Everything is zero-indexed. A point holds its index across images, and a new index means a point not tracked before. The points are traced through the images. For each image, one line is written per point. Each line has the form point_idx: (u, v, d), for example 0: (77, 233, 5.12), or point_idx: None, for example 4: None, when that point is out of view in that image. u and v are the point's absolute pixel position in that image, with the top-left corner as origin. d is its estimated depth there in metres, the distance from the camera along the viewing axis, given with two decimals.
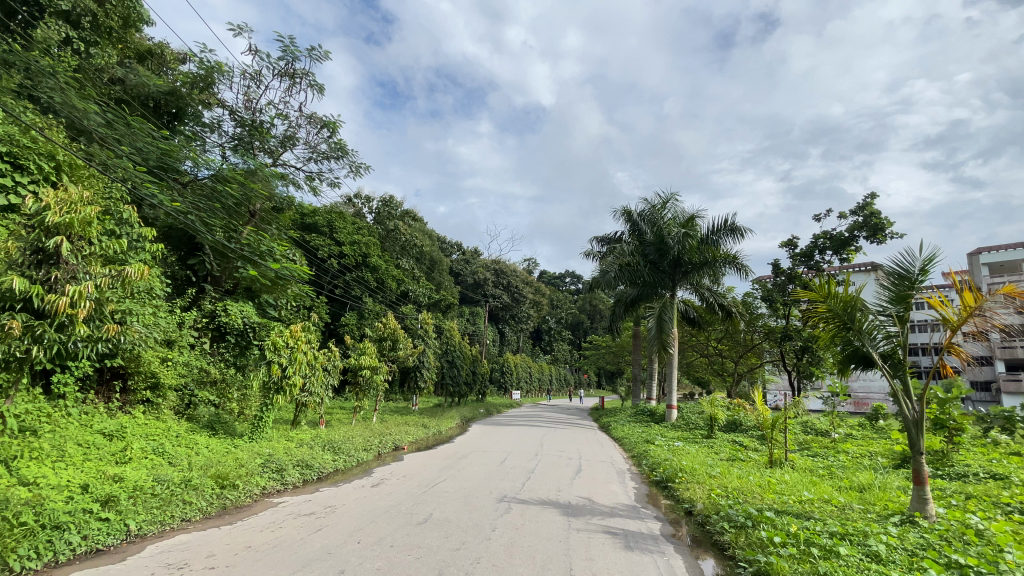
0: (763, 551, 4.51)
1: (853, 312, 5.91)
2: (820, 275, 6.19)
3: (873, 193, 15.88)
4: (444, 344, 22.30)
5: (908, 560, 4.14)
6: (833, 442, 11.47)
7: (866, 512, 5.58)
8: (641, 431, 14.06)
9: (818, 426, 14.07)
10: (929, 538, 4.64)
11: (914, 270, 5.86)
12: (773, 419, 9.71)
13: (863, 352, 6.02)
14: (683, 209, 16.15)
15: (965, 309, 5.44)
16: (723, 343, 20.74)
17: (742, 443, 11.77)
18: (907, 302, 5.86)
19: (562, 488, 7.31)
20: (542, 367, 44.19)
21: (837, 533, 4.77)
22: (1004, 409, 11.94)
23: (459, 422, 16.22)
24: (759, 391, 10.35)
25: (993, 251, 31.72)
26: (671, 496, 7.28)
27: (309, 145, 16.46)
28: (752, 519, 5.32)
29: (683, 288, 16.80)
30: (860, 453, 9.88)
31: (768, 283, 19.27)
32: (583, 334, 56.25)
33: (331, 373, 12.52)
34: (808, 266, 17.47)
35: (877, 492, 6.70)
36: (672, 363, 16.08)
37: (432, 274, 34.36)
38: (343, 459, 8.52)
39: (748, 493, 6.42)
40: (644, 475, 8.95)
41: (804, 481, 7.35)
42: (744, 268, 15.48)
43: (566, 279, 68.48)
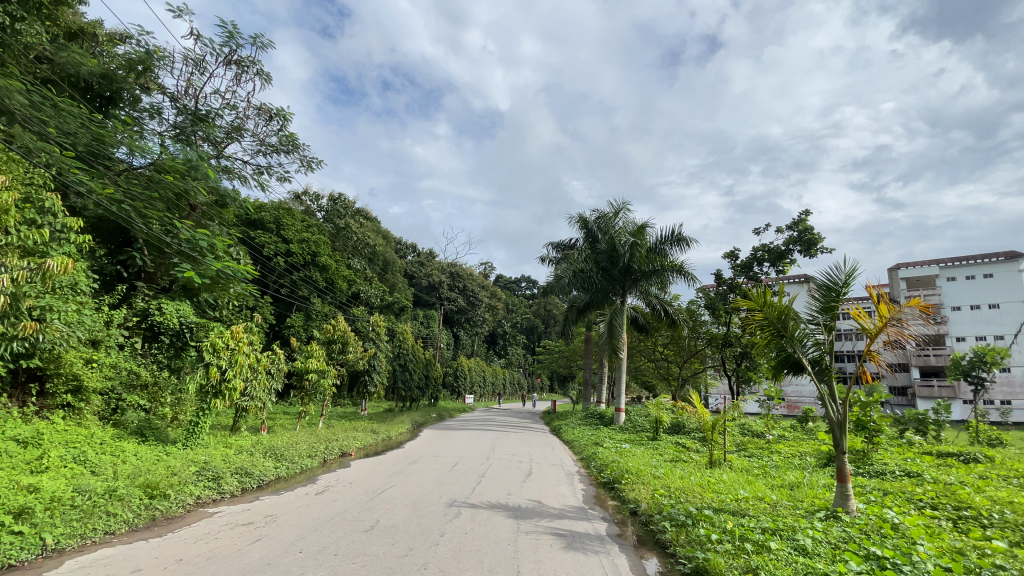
0: (702, 548, 4.71)
1: (786, 320, 6.31)
2: (757, 285, 6.55)
3: (807, 210, 17.00)
4: (396, 347, 21.86)
5: (831, 553, 4.45)
6: (767, 443, 12.13)
7: (796, 509, 5.94)
8: (590, 434, 14.38)
9: (755, 428, 14.87)
10: (849, 532, 5.01)
11: (839, 282, 6.33)
12: (713, 422, 10.16)
13: (794, 358, 6.41)
14: (634, 219, 16.68)
15: (881, 320, 5.93)
16: (669, 348, 21.56)
17: (685, 444, 12.23)
18: (833, 312, 6.33)
19: (512, 492, 7.33)
20: (495, 371, 44.22)
21: (768, 529, 5.06)
22: (916, 412, 13.08)
23: (409, 427, 15.96)
24: (701, 393, 10.80)
25: (910, 267, 34.86)
26: (617, 497, 7.46)
27: (257, 136, 15.79)
28: (692, 518, 5.56)
29: (632, 295, 17.32)
30: (792, 453, 10.49)
31: (711, 292, 20.21)
32: (537, 339, 56.86)
33: (274, 377, 12.02)
34: (747, 276, 18.45)
35: (805, 489, 7.17)
36: (621, 368, 16.51)
37: (384, 275, 33.70)
38: (285, 467, 8.18)
39: (688, 493, 6.69)
40: (592, 477, 9.14)
41: (740, 481, 7.74)
42: (690, 277, 16.15)
43: (522, 284, 69.06)
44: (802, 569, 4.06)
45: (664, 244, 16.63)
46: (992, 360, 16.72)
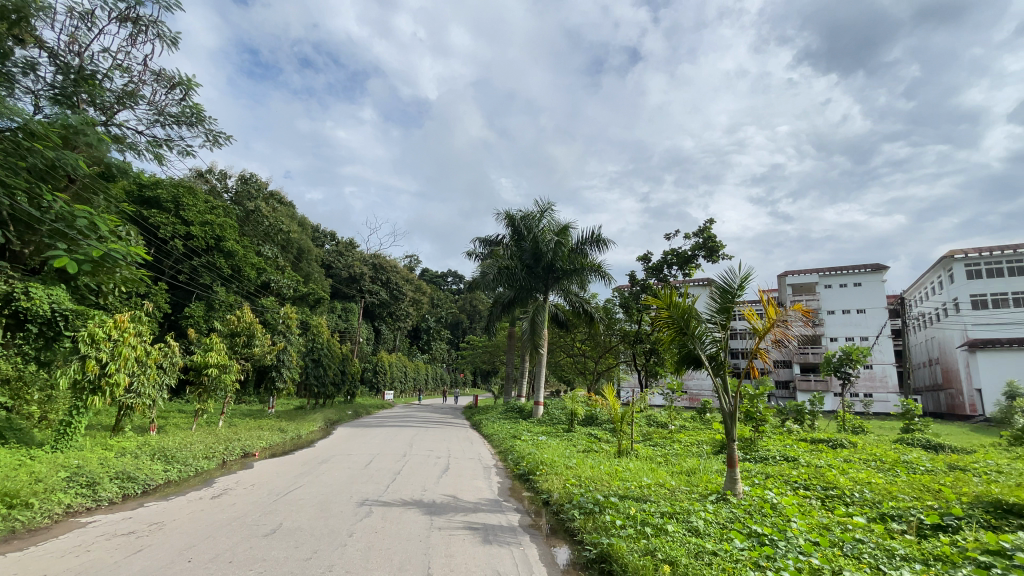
0: (606, 534, 4.96)
1: (689, 318, 6.84)
2: (665, 285, 7.03)
3: (711, 219, 18.47)
4: (309, 341, 20.77)
5: (719, 532, 4.88)
6: (670, 433, 13.04)
7: (692, 493, 6.46)
8: (509, 427, 14.62)
9: (659, 419, 15.95)
10: (735, 512, 5.54)
11: (734, 285, 6.95)
12: (622, 413, 10.76)
13: (693, 354, 6.96)
14: (558, 219, 17.16)
15: (768, 320, 6.60)
16: (586, 344, 22.50)
17: (596, 435, 12.81)
18: (728, 312, 6.95)
19: (427, 488, 7.27)
20: (417, 366, 43.49)
21: (667, 513, 5.46)
22: (796, 403, 14.70)
23: (322, 424, 15.27)
24: (613, 387, 11.37)
25: (796, 274, 39.14)
26: (531, 488, 7.65)
27: (154, 105, 14.20)
28: (599, 505, 5.84)
29: (554, 292, 17.82)
30: (691, 442, 11.37)
31: (626, 291, 21.35)
32: (462, 335, 56.56)
33: (167, 371, 10.94)
34: (658, 278, 19.69)
35: (700, 475, 7.82)
36: (542, 362, 16.92)
37: (299, 264, 31.82)
38: (176, 469, 7.49)
39: (597, 481, 7.03)
40: (509, 469, 9.29)
41: (645, 468, 8.28)
42: (607, 277, 16.90)
43: (448, 279, 68.53)
44: (694, 548, 4.41)
45: (584, 245, 17.26)
46: (856, 358, 19.25)
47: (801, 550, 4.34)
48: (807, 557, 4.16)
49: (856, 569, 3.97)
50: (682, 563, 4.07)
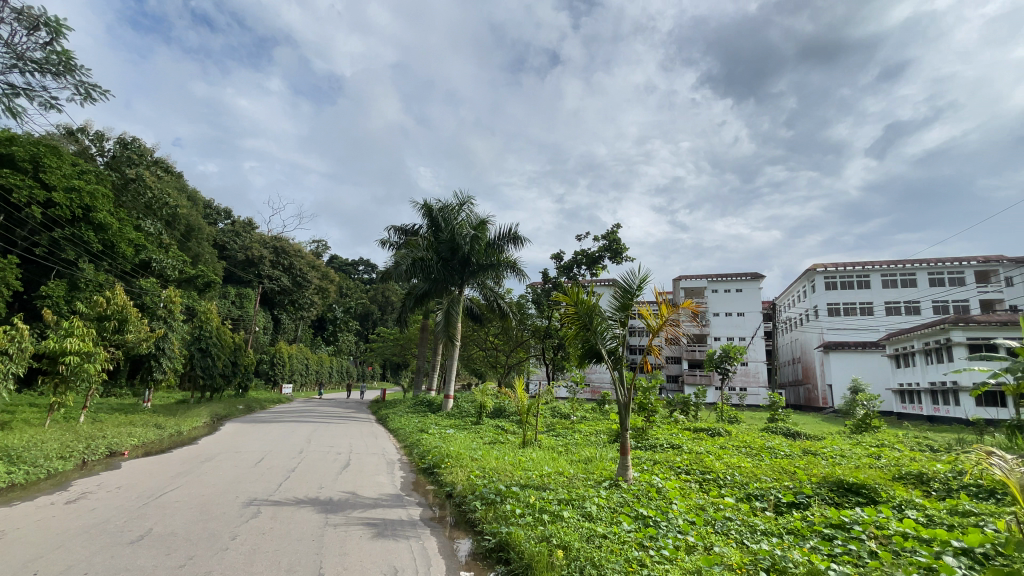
0: (506, 523, 5.09)
1: (592, 314, 7.24)
2: (572, 282, 7.39)
3: (618, 224, 19.58)
4: (196, 328, 18.83)
5: (610, 516, 5.22)
6: (572, 423, 13.68)
7: (588, 480, 6.84)
8: (416, 421, 14.42)
9: (563, 410, 16.65)
10: (625, 496, 5.96)
11: (634, 285, 7.44)
12: (528, 405, 11.08)
13: (596, 348, 7.36)
14: (476, 213, 17.15)
15: (661, 318, 7.15)
16: (498, 338, 22.80)
17: (504, 427, 13.07)
18: (627, 310, 7.43)
19: (324, 484, 6.96)
20: (320, 358, 41.27)
21: (563, 499, 5.74)
22: (683, 395, 16.17)
23: (207, 420, 13.95)
24: (522, 379, 11.66)
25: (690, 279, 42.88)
26: (435, 482, 7.63)
27: (10, 47, 12.01)
28: (501, 495, 5.98)
29: (469, 286, 17.81)
30: (591, 432, 12.02)
31: (539, 288, 21.99)
32: (371, 326, 54.58)
33: (14, 359, 9.35)
34: (568, 277, 20.46)
35: (596, 462, 8.30)
36: (454, 355, 16.83)
37: (187, 243, 28.74)
38: (23, 472, 6.44)
39: (500, 472, 7.19)
40: (413, 463, 9.17)
41: (546, 458, 8.61)
42: (521, 273, 17.23)
43: (359, 267, 65.79)
44: (586, 532, 4.68)
45: (501, 240, 17.41)
46: (734, 355, 21.57)
47: (680, 529, 4.79)
48: (685, 536, 4.59)
49: (726, 544, 4.47)
50: (575, 547, 4.30)
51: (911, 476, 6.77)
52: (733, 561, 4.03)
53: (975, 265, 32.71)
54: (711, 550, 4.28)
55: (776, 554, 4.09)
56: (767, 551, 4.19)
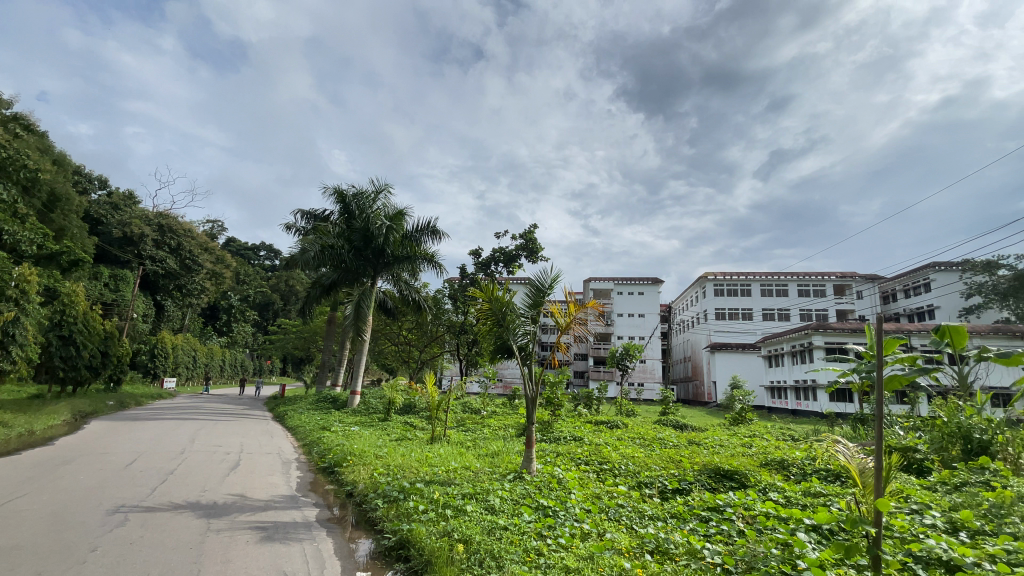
0: (407, 520, 5.01)
1: (505, 311, 7.39)
2: (488, 279, 7.50)
3: (535, 225, 20.06)
4: (57, 312, 16.33)
5: (512, 508, 5.34)
6: (482, 418, 13.77)
7: (494, 473, 6.95)
8: (318, 418, 13.68)
9: (473, 405, 16.69)
10: (527, 488, 6.15)
11: (546, 285, 7.71)
12: (439, 401, 10.95)
13: (507, 344, 7.49)
14: (394, 203, 16.61)
15: (569, 317, 7.46)
16: (412, 333, 22.32)
17: (412, 424, 12.83)
18: (538, 308, 7.64)
19: (207, 488, 6.37)
20: (211, 350, 37.63)
21: (467, 494, 5.77)
22: (587, 390, 17.05)
23: (68, 417, 12.15)
24: (433, 375, 11.49)
25: (599, 280, 45.43)
26: (335, 481, 7.29)
27: None
28: (403, 492, 5.87)
29: (382, 278, 17.25)
30: (500, 427, 12.17)
31: (455, 283, 21.90)
32: (271, 317, 50.83)
33: None
34: (485, 273, 20.56)
35: (502, 456, 8.44)
36: (362, 350, 16.19)
37: (49, 214, 24.74)
38: None
39: (405, 469, 7.06)
40: (312, 463, 8.69)
41: (453, 453, 8.59)
42: (439, 267, 16.99)
43: (260, 253, 60.94)
44: (487, 525, 4.74)
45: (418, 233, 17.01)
46: (634, 353, 23.04)
47: (576, 518, 5.02)
48: (581, 524, 4.83)
49: (617, 529, 4.77)
50: (475, 541, 4.35)
51: (775, 462, 7.71)
52: (622, 545, 4.31)
53: (834, 279, 38.00)
54: (604, 536, 4.54)
55: (660, 537, 4.46)
56: (653, 535, 4.54)
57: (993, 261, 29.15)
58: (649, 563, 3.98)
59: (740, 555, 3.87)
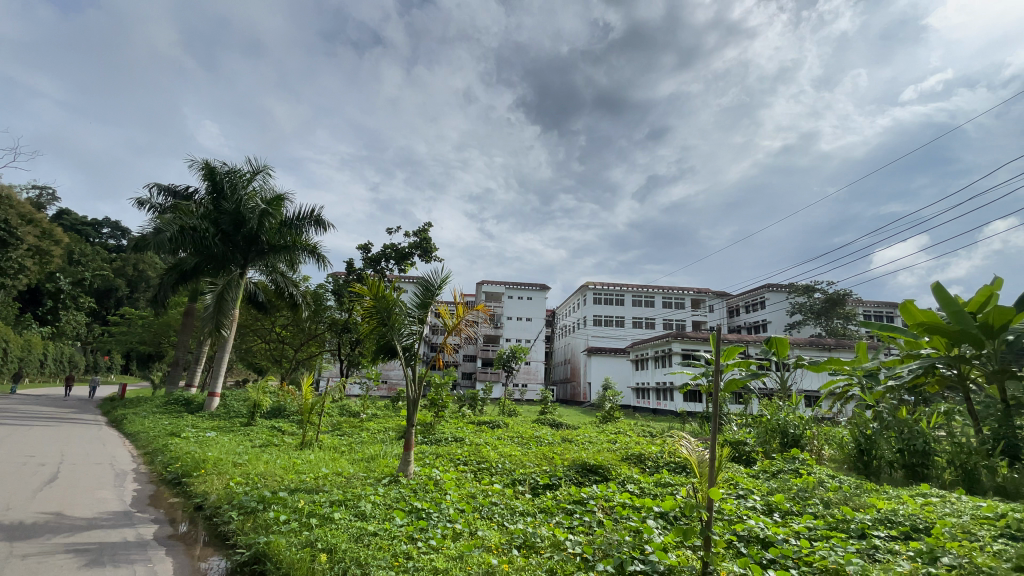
0: (265, 532, 4.61)
1: (390, 309, 7.20)
2: (375, 276, 7.24)
3: (429, 223, 19.77)
4: None
5: (383, 512, 5.19)
6: (360, 421, 13.21)
7: (367, 478, 6.69)
8: (165, 423, 12.03)
9: (351, 408, 15.90)
10: (402, 491, 6.01)
11: (435, 285, 7.66)
12: (313, 403, 10.25)
13: (390, 344, 7.30)
14: (273, 185, 15.26)
15: (457, 318, 7.46)
16: (287, 330, 20.66)
17: (280, 428, 11.85)
18: (427, 308, 7.57)
19: (9, 507, 5.27)
20: (27, 343, 31.22)
21: (336, 501, 5.48)
22: (472, 391, 17.16)
23: None
24: (309, 376, 10.74)
25: (491, 284, 46.45)
26: (181, 494, 6.47)
27: None
28: (263, 503, 5.40)
29: (254, 268, 15.73)
30: (379, 430, 11.76)
31: (341, 278, 20.80)
32: (113, 306, 43.82)
33: None
34: (374, 269, 19.77)
35: (378, 461, 8.15)
36: (225, 346, 14.56)
37: None
38: None
39: (267, 477, 6.50)
40: (155, 474, 7.62)
41: (325, 459, 8.11)
42: (321, 260, 15.94)
43: (103, 230, 52.12)
44: (355, 532, 4.55)
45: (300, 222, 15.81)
46: (519, 355, 23.79)
47: (449, 518, 5.04)
48: (453, 524, 4.85)
49: (488, 527, 4.87)
50: (341, 549, 4.15)
51: (635, 456, 8.49)
52: (492, 542, 4.42)
53: (691, 293, 42.38)
54: (475, 535, 4.62)
55: (528, 532, 4.64)
56: (522, 530, 4.72)
57: (810, 285, 35.05)
58: (515, 558, 4.12)
59: (598, 544, 4.18)
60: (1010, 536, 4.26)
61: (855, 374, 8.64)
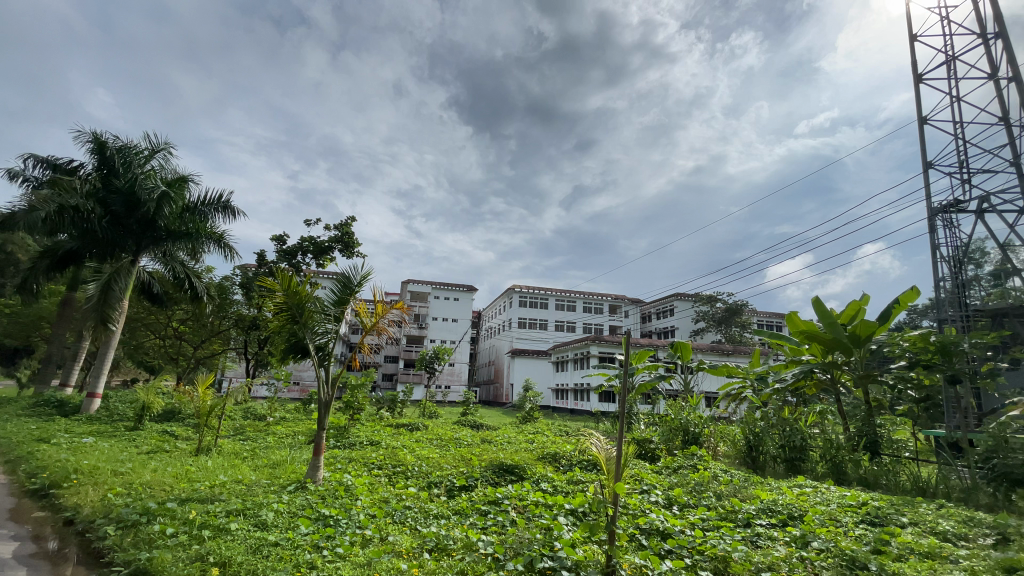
0: (148, 548, 4.17)
1: (303, 306, 6.82)
2: (287, 270, 6.82)
3: (352, 217, 19.01)
4: None
5: (287, 521, 4.90)
6: (266, 425, 12.40)
7: (271, 486, 6.29)
8: (30, 428, 10.50)
9: (257, 410, 14.86)
10: (310, 498, 5.70)
11: (354, 281, 7.32)
12: (213, 405, 9.45)
13: (302, 343, 6.92)
14: (175, 166, 13.89)
15: (375, 317, 7.20)
16: (186, 325, 18.91)
17: (174, 432, 10.81)
18: (344, 306, 7.25)
19: None
20: None
21: (233, 511, 5.09)
22: (391, 393, 16.69)
23: None
24: (208, 376, 9.91)
25: (418, 283, 45.58)
26: (48, 507, 5.69)
27: None
28: (147, 515, 4.88)
29: (149, 255, 14.22)
30: (287, 433, 11.10)
31: (251, 271, 19.43)
32: None
33: None
34: (289, 263, 18.66)
35: (284, 466, 7.69)
36: (111, 341, 13.02)
37: None
38: None
39: (156, 487, 5.91)
40: (15, 486, 6.63)
41: (224, 465, 7.51)
42: (229, 250, 14.77)
43: None
44: (253, 543, 4.26)
45: (206, 208, 14.53)
46: (441, 356, 23.54)
47: (359, 524, 4.87)
48: (363, 530, 4.70)
49: (400, 532, 4.77)
50: (236, 562, 3.87)
51: (550, 455, 8.74)
52: (402, 547, 4.33)
53: (610, 300, 44.90)
54: (385, 540, 4.50)
55: (440, 535, 4.61)
56: (434, 533, 4.68)
57: (713, 295, 38.05)
58: (425, 561, 4.08)
59: (509, 543, 4.24)
60: (868, 521, 4.92)
61: (748, 378, 9.52)
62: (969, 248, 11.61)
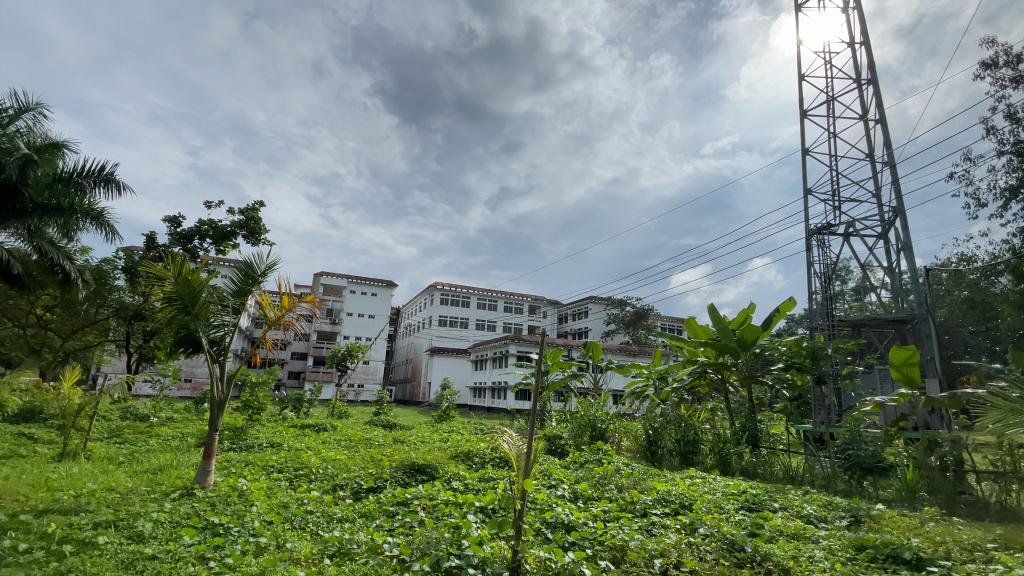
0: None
1: (197, 295, 6.22)
2: (179, 255, 6.18)
3: (260, 202, 17.65)
4: None
5: (168, 532, 4.46)
6: (149, 426, 11.16)
7: (151, 493, 5.68)
8: None
9: (139, 411, 13.32)
10: (197, 506, 5.23)
11: (257, 270, 6.79)
12: (81, 405, 8.30)
13: (194, 336, 6.31)
14: (44, 129, 12.05)
15: (281, 310, 6.74)
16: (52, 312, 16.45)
17: (32, 436, 9.38)
18: (244, 297, 6.71)
19: None
20: None
21: (103, 523, 4.53)
22: (297, 393, 15.70)
23: None
24: (76, 371, 8.68)
25: (332, 276, 43.31)
26: None
27: None
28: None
29: (7, 230, 12.21)
30: (174, 436, 10.06)
31: (137, 254, 17.36)
32: None
33: None
34: (183, 247, 16.93)
35: (168, 471, 6.97)
36: None
37: None
38: None
39: (6, 497, 5.10)
40: None
41: (94, 472, 6.66)
42: (110, 230, 13.10)
43: None
44: (127, 557, 3.82)
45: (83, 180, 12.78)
46: (355, 354, 22.59)
47: (253, 532, 4.55)
48: (258, 538, 4.39)
49: (299, 538, 4.52)
50: None
51: (462, 453, 8.75)
52: (301, 554, 4.11)
53: (530, 301, 45.73)
54: (282, 548, 4.25)
55: (343, 539, 4.43)
56: (336, 537, 4.50)
57: (624, 300, 39.95)
58: (326, 567, 3.91)
59: (416, 543, 4.18)
60: (747, 507, 5.49)
61: (651, 377, 10.16)
62: (837, 266, 13.32)
